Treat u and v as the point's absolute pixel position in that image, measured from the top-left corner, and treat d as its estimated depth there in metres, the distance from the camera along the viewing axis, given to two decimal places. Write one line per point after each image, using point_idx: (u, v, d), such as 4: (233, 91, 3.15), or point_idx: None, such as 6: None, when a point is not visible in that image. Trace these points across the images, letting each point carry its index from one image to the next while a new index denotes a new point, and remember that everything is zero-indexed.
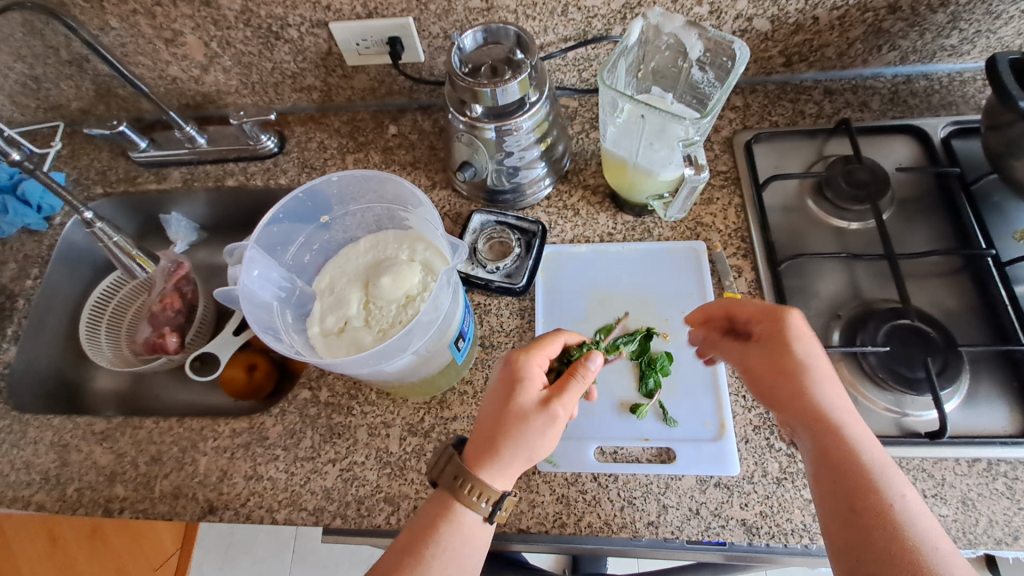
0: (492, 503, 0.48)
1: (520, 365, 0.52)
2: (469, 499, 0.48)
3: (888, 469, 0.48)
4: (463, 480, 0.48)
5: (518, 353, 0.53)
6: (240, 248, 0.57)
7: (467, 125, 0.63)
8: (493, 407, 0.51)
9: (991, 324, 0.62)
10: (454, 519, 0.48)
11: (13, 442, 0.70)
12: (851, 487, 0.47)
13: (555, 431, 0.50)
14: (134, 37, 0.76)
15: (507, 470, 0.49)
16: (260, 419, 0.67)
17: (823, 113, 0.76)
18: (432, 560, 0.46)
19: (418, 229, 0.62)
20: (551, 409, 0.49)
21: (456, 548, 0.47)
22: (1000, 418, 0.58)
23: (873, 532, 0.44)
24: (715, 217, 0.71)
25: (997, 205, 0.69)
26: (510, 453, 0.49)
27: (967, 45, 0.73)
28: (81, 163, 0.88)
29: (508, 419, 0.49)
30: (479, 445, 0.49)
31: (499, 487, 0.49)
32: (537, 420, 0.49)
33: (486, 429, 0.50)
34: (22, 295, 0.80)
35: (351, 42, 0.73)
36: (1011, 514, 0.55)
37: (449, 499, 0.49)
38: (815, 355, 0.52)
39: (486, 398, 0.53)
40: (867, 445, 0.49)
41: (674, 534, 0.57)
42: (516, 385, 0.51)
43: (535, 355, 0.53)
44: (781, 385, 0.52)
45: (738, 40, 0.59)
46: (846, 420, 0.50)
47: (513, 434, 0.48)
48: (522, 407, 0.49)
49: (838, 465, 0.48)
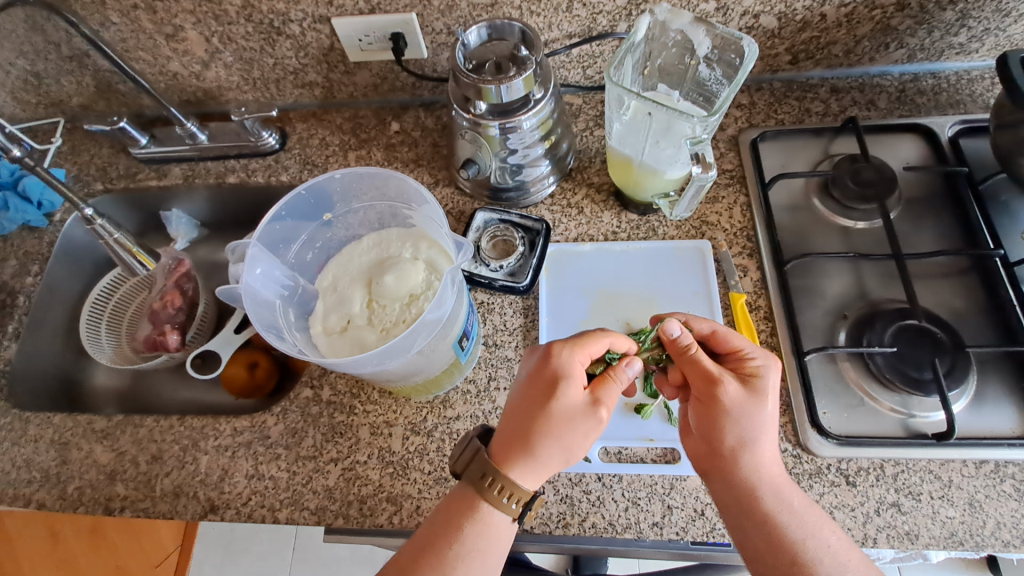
0: (522, 504, 0.48)
1: (562, 362, 0.50)
2: (496, 498, 0.47)
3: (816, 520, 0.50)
4: (491, 479, 0.47)
5: (559, 346, 0.51)
6: (242, 246, 0.57)
7: (471, 123, 0.63)
8: (525, 405, 0.49)
9: (999, 325, 0.62)
10: (480, 519, 0.47)
11: (14, 440, 0.69)
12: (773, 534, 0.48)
13: (597, 432, 0.49)
14: (134, 32, 0.75)
15: (541, 469, 0.49)
16: (262, 418, 0.66)
17: (829, 111, 0.75)
18: (456, 561, 0.46)
19: (421, 227, 0.62)
20: (597, 411, 0.49)
21: (481, 551, 0.47)
22: (1008, 419, 0.58)
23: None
24: (720, 216, 0.71)
25: (1005, 204, 0.68)
26: (549, 453, 0.48)
27: (975, 43, 0.72)
28: (81, 159, 0.87)
29: (552, 418, 0.48)
30: (512, 443, 0.48)
31: (528, 487, 0.48)
32: (585, 422, 0.49)
33: (521, 425, 0.49)
34: (23, 292, 0.80)
35: (353, 38, 0.72)
36: (1018, 516, 0.55)
37: (475, 498, 0.48)
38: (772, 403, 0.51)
39: (518, 390, 0.51)
40: (791, 492, 0.50)
41: (679, 535, 0.57)
42: (559, 384, 0.49)
43: (578, 351, 0.51)
44: (723, 429, 0.51)
45: (747, 37, 0.58)
46: (772, 466, 0.51)
47: (555, 435, 0.48)
48: (566, 407, 0.48)
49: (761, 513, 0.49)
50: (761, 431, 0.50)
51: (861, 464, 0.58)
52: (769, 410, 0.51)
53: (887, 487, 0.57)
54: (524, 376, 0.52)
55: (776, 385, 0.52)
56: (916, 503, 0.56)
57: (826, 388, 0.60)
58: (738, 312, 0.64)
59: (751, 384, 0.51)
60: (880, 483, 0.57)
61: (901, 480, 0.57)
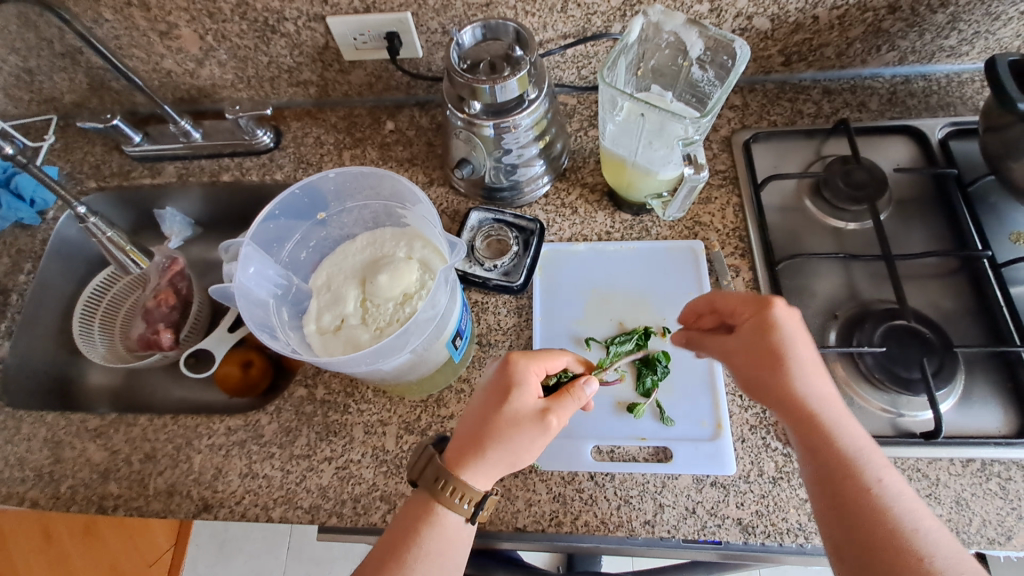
0: (474, 504, 0.48)
1: (516, 369, 0.51)
2: (450, 500, 0.47)
3: (868, 453, 0.48)
4: (444, 482, 0.48)
5: (516, 356, 0.52)
6: (236, 245, 0.57)
7: (465, 122, 0.63)
8: (480, 412, 0.50)
9: (987, 325, 0.63)
10: (435, 521, 0.47)
11: (6, 439, 0.69)
12: (837, 477, 0.47)
13: (545, 440, 0.49)
14: (128, 29, 0.74)
15: (492, 473, 0.49)
16: (255, 417, 0.66)
17: (822, 112, 0.76)
18: (415, 563, 0.46)
19: (416, 226, 0.62)
20: (546, 418, 0.49)
21: (439, 552, 0.47)
22: (995, 418, 0.59)
23: (862, 520, 0.45)
24: (714, 216, 0.71)
25: (993, 206, 0.69)
26: (497, 455, 0.48)
27: (965, 46, 0.73)
28: (74, 157, 0.87)
29: (501, 421, 0.49)
30: (465, 447, 0.49)
31: (478, 488, 0.48)
32: (531, 429, 0.48)
33: (473, 430, 0.49)
34: (15, 290, 0.79)
35: (348, 37, 0.72)
36: (1004, 514, 0.56)
37: (430, 501, 0.48)
38: (801, 342, 0.51)
39: (476, 398, 0.52)
40: (841, 431, 0.49)
41: (670, 533, 0.57)
42: (511, 389, 0.50)
43: (533, 361, 0.52)
44: (765, 376, 0.51)
45: (740, 39, 0.59)
46: (824, 405, 0.50)
47: (503, 439, 0.48)
48: (515, 412, 0.49)
49: (827, 454, 0.48)
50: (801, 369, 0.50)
51: None
52: (792, 349, 0.51)
53: None
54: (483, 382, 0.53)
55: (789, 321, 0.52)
56: None
57: None
58: None
59: (755, 341, 0.52)
60: None
61: None
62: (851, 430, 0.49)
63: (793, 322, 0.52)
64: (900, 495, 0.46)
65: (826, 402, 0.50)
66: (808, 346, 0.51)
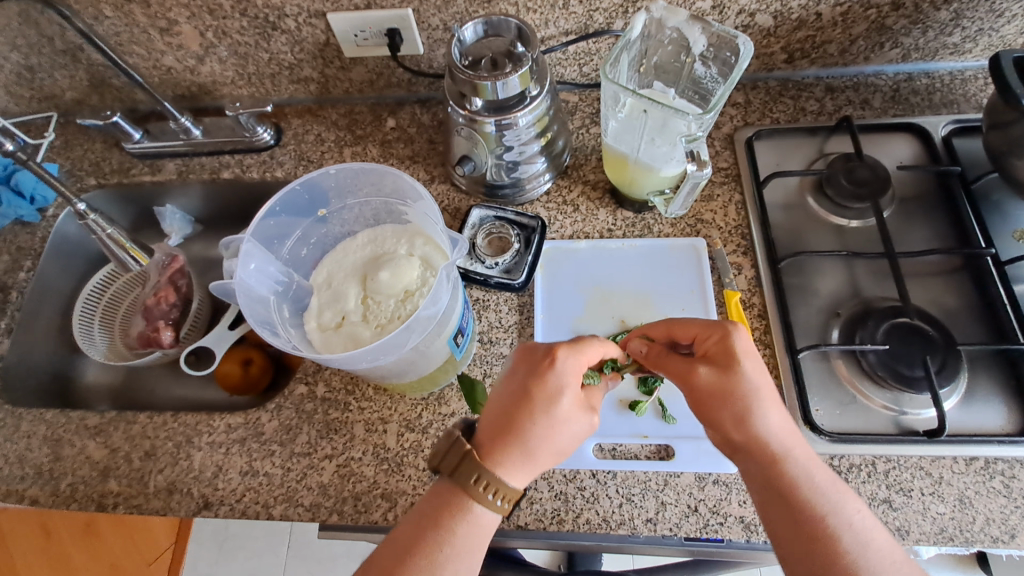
0: (510, 501, 0.47)
1: (563, 369, 0.49)
2: (488, 499, 0.46)
3: (839, 493, 0.47)
4: (484, 481, 0.46)
5: (562, 352, 0.50)
6: (236, 241, 0.56)
7: (467, 119, 0.63)
8: (523, 410, 0.48)
9: (990, 323, 0.62)
10: (468, 518, 0.46)
11: (6, 436, 0.69)
12: (802, 520, 0.45)
13: (587, 434, 0.51)
14: (128, 26, 0.74)
15: (531, 467, 0.48)
16: (256, 414, 0.66)
17: (824, 110, 0.76)
18: (448, 563, 0.44)
19: (417, 224, 0.62)
20: (592, 417, 0.50)
21: (471, 550, 0.45)
22: (998, 416, 0.58)
23: (818, 558, 0.44)
24: (716, 213, 0.71)
25: (997, 203, 0.69)
26: (546, 453, 0.48)
27: (969, 43, 0.72)
28: (74, 154, 0.87)
29: (553, 419, 0.48)
30: (507, 449, 0.47)
31: (517, 486, 0.48)
32: (584, 424, 0.49)
33: (514, 436, 0.47)
34: (15, 287, 0.79)
35: (349, 33, 0.72)
36: (1007, 512, 0.55)
37: (464, 498, 0.46)
38: (763, 378, 0.49)
39: (511, 393, 0.49)
40: (812, 469, 0.47)
41: (672, 532, 0.57)
42: (558, 390, 0.48)
43: (578, 358, 0.50)
44: (725, 410, 0.48)
45: (743, 35, 0.58)
46: (786, 445, 0.48)
47: (552, 439, 0.48)
48: (564, 413, 0.48)
49: (793, 499, 0.46)
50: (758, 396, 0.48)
51: (853, 460, 0.58)
52: (756, 387, 0.48)
53: (878, 483, 0.57)
54: (512, 375, 0.51)
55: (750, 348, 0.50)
56: (906, 499, 0.56)
57: (819, 385, 0.61)
58: (732, 310, 0.64)
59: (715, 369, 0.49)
60: (871, 479, 0.57)
61: (892, 476, 0.57)
62: (821, 471, 0.47)
63: (755, 353, 0.50)
64: (868, 540, 0.44)
65: (786, 442, 0.48)
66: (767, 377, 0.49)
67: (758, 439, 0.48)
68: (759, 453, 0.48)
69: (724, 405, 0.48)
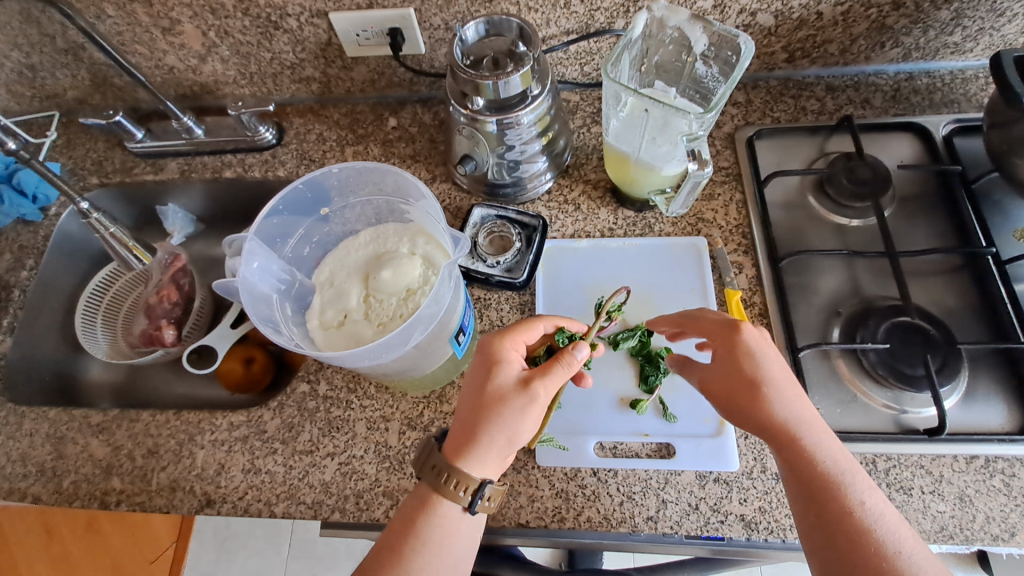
0: (473, 493, 0.48)
1: (497, 348, 0.52)
2: (448, 489, 0.47)
3: (852, 475, 0.48)
4: (441, 471, 0.48)
5: (493, 337, 0.53)
6: (239, 240, 0.57)
7: (468, 118, 0.63)
8: (470, 397, 0.51)
9: (990, 322, 0.63)
10: (433, 511, 0.48)
11: (9, 434, 0.69)
12: (823, 510, 0.47)
13: (536, 410, 0.49)
14: (130, 26, 0.74)
15: (487, 455, 0.49)
16: (258, 412, 0.66)
17: (825, 109, 0.76)
18: (412, 554, 0.46)
19: (419, 223, 0.62)
20: (530, 389, 0.49)
21: (437, 542, 0.47)
22: (998, 415, 0.59)
23: (843, 539, 0.45)
24: (716, 212, 0.71)
25: (997, 203, 0.69)
26: (489, 437, 0.48)
27: (970, 43, 0.72)
28: (77, 153, 0.87)
29: (488, 400, 0.49)
30: (456, 440, 0.49)
31: (476, 475, 0.48)
32: (517, 400, 0.49)
33: (462, 424, 0.49)
34: (18, 286, 0.79)
35: (350, 33, 0.72)
36: (1007, 511, 0.55)
37: (430, 493, 0.49)
38: (775, 366, 0.51)
39: (465, 386, 0.52)
40: (826, 450, 0.49)
41: (672, 529, 0.57)
42: (492, 370, 0.51)
43: (510, 338, 0.53)
44: (745, 402, 0.51)
45: (744, 34, 0.59)
46: (805, 427, 0.50)
47: (492, 418, 0.48)
48: (499, 389, 0.49)
49: (815, 481, 0.47)
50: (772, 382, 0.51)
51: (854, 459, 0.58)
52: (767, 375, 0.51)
53: (879, 482, 0.57)
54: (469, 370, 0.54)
55: (761, 344, 0.52)
56: (907, 497, 0.56)
57: (819, 384, 0.61)
58: (733, 309, 0.65)
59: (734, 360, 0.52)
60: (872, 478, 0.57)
61: (893, 474, 0.57)
62: (837, 454, 0.49)
63: (763, 346, 0.52)
64: (883, 518, 0.46)
65: (806, 425, 0.50)
66: (778, 365, 0.52)
67: (778, 422, 0.50)
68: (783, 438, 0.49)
69: (744, 396, 0.51)
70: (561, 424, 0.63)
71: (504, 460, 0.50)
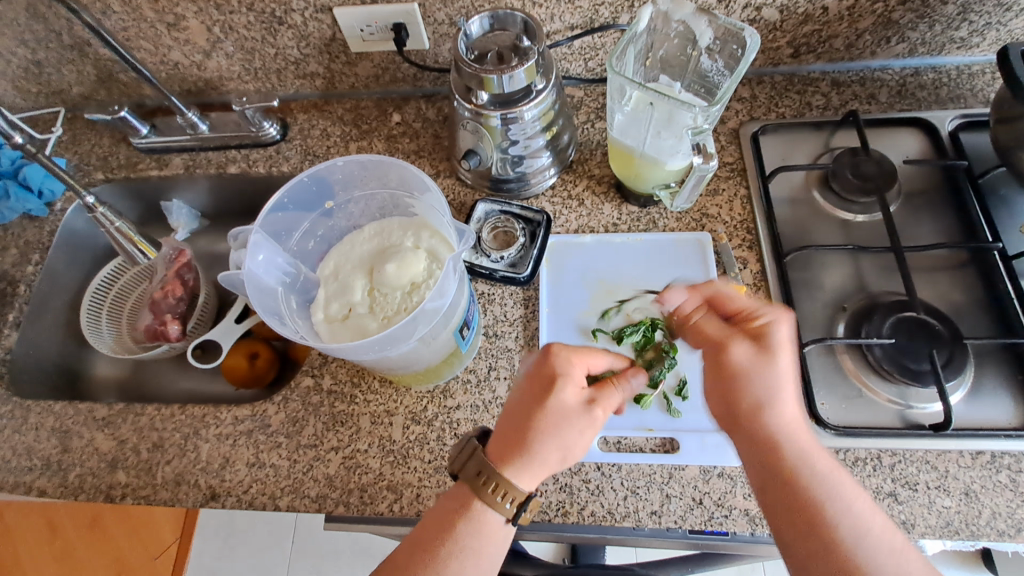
0: (517, 505, 0.48)
1: (559, 362, 0.52)
2: (491, 498, 0.48)
3: (834, 477, 0.48)
4: (487, 479, 0.48)
5: (559, 349, 0.52)
6: (244, 233, 0.57)
7: (472, 113, 0.63)
8: (523, 408, 0.51)
9: (996, 317, 0.62)
10: (474, 518, 0.48)
11: (14, 428, 0.69)
12: (795, 505, 0.47)
13: (593, 432, 0.51)
14: (136, 21, 0.75)
15: (537, 469, 0.49)
16: (262, 406, 0.67)
17: (831, 104, 0.75)
18: (448, 559, 0.47)
19: (423, 216, 0.62)
20: (593, 410, 0.51)
21: (474, 549, 0.47)
22: (1004, 410, 0.58)
23: (816, 537, 0.45)
24: (721, 208, 0.71)
25: (1004, 198, 0.69)
26: (543, 455, 0.49)
27: (976, 38, 0.72)
28: (82, 149, 0.87)
29: (546, 415, 0.49)
30: (507, 445, 0.49)
31: (522, 488, 0.49)
32: (580, 420, 0.50)
33: (516, 429, 0.50)
34: (23, 281, 0.79)
35: (355, 28, 0.72)
36: (1014, 506, 0.55)
37: (471, 497, 0.49)
38: (786, 362, 0.51)
39: (516, 394, 0.52)
40: (810, 453, 0.48)
41: (677, 524, 0.57)
42: (556, 382, 0.50)
43: (576, 356, 0.52)
44: (738, 387, 0.51)
45: (749, 28, 0.58)
46: (790, 428, 0.49)
47: (551, 436, 0.49)
48: (561, 406, 0.50)
49: (789, 479, 0.47)
50: (779, 380, 0.50)
51: (858, 454, 0.58)
52: (779, 369, 0.50)
53: (884, 477, 0.57)
54: (522, 377, 0.54)
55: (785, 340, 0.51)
56: (912, 492, 0.56)
57: (824, 379, 0.61)
58: None
59: (756, 346, 0.51)
60: (877, 473, 0.57)
61: (898, 470, 0.57)
62: (820, 457, 0.48)
63: (783, 341, 0.51)
64: (864, 524, 0.46)
65: (793, 432, 0.49)
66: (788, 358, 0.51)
67: (760, 419, 0.50)
68: (765, 438, 0.49)
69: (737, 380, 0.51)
70: None
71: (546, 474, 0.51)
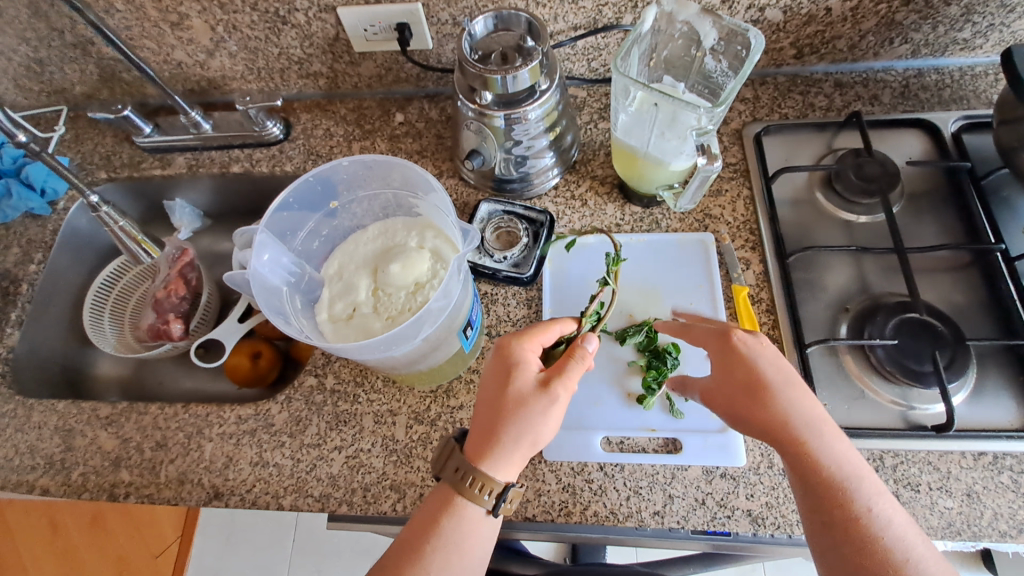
0: (495, 496, 0.48)
1: (513, 350, 0.52)
2: (471, 492, 0.48)
3: (865, 481, 0.49)
4: (464, 474, 0.49)
5: (509, 339, 0.53)
6: (249, 233, 0.57)
7: (476, 113, 0.63)
8: (489, 404, 0.51)
9: (998, 319, 0.62)
10: (455, 513, 0.48)
11: (17, 427, 0.70)
12: (835, 519, 0.48)
13: (557, 411, 0.50)
14: (139, 20, 0.75)
15: (514, 460, 0.49)
16: (266, 406, 0.67)
17: (834, 105, 0.75)
18: (433, 555, 0.47)
19: (428, 216, 0.62)
20: (551, 390, 0.50)
21: (458, 543, 0.48)
22: (1006, 411, 0.58)
23: (858, 547, 0.46)
24: (724, 209, 0.71)
25: (1006, 200, 0.69)
26: (511, 442, 0.49)
27: (979, 39, 0.72)
28: (85, 148, 0.87)
29: (506, 407, 0.49)
30: (480, 441, 0.49)
31: (501, 479, 0.49)
32: (538, 403, 0.49)
33: (485, 425, 0.50)
34: (26, 279, 0.80)
35: (358, 28, 0.72)
36: (1015, 507, 0.55)
37: (452, 494, 0.49)
38: (780, 373, 0.53)
39: (482, 387, 0.53)
40: (842, 458, 0.50)
41: (679, 524, 0.57)
42: (512, 372, 0.51)
43: (526, 341, 0.53)
44: (746, 407, 0.53)
45: (754, 28, 0.58)
46: (818, 436, 0.51)
47: (514, 423, 0.49)
48: (518, 395, 0.50)
49: (829, 493, 0.49)
50: (784, 397, 0.52)
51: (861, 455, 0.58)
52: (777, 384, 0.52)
53: (886, 477, 0.57)
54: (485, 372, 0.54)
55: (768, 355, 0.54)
56: (915, 493, 0.56)
57: (827, 380, 0.61)
58: (742, 305, 0.65)
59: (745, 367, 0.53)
60: (879, 474, 0.57)
61: (900, 471, 0.57)
62: (849, 460, 0.50)
63: (763, 349, 0.54)
64: (897, 526, 0.47)
65: (820, 432, 0.51)
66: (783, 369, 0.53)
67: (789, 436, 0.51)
68: (796, 447, 0.51)
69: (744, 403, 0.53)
70: (569, 418, 0.63)
71: (525, 460, 0.51)
